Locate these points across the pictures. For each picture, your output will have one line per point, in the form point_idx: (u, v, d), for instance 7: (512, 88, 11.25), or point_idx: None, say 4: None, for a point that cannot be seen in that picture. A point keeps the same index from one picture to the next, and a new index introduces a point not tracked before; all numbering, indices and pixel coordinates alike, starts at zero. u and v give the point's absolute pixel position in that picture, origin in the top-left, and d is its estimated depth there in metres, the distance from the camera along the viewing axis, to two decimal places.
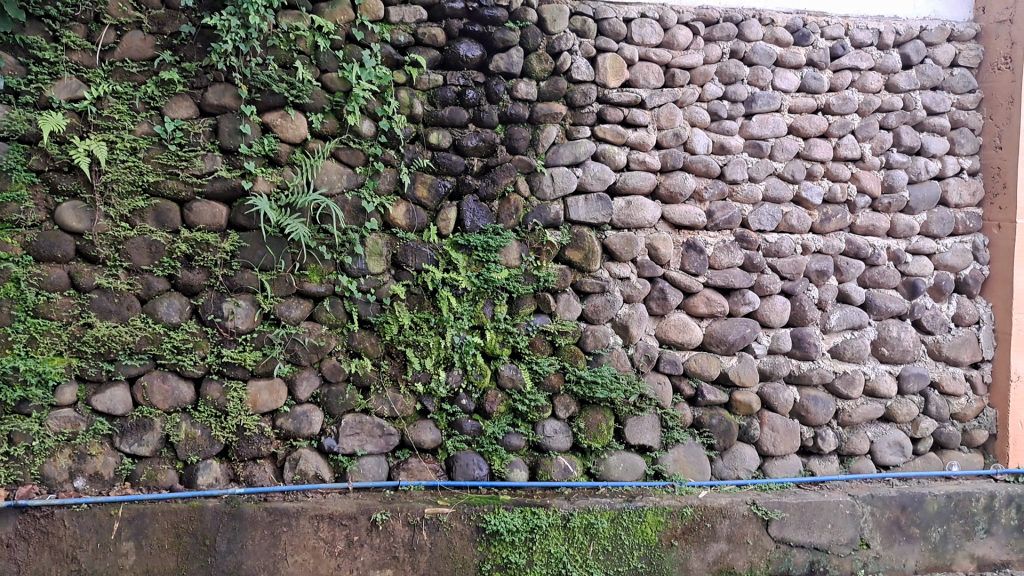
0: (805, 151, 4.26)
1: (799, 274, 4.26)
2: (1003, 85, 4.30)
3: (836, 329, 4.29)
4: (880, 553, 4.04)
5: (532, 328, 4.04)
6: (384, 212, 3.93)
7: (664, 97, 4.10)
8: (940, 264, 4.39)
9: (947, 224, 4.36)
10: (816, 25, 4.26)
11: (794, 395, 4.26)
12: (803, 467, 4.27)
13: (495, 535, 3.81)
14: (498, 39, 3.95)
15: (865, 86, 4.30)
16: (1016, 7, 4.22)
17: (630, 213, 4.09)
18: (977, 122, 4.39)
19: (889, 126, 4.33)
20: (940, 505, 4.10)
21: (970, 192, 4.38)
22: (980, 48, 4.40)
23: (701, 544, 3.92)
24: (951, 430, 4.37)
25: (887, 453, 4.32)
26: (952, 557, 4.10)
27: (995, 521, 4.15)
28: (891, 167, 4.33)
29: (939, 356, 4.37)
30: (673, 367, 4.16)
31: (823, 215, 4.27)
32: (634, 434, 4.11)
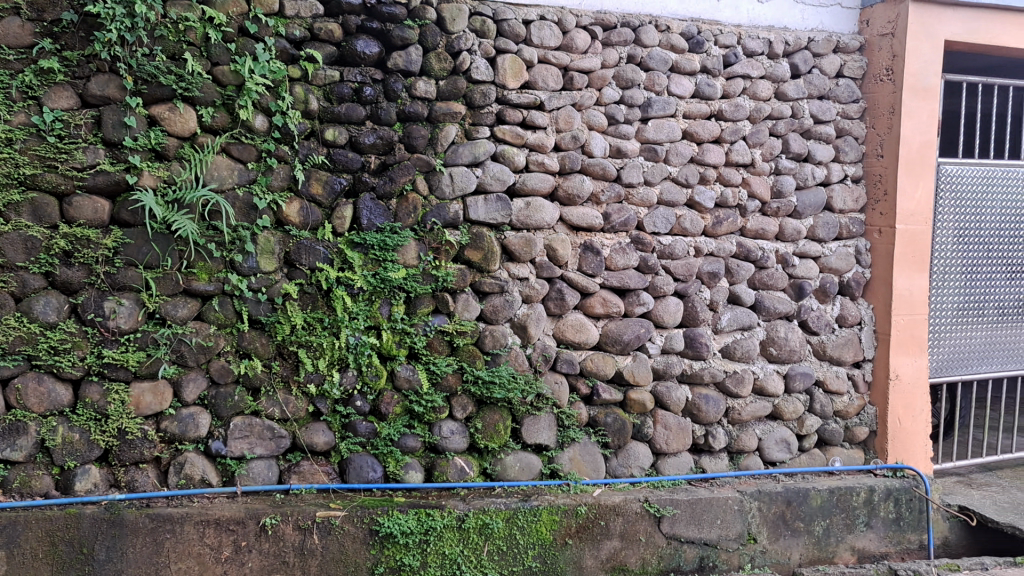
0: (698, 156, 4.34)
1: (692, 275, 4.34)
2: (883, 95, 4.44)
3: (726, 329, 4.40)
4: (766, 547, 4.16)
5: (429, 328, 4.02)
6: (276, 209, 3.84)
7: (562, 100, 4.12)
8: (825, 267, 4.54)
9: (832, 228, 4.52)
10: (710, 32, 4.32)
11: (686, 394, 4.34)
12: (694, 464, 4.37)
13: (388, 537, 3.77)
14: (397, 36, 3.91)
15: (756, 93, 4.39)
16: (898, 22, 4.34)
17: (529, 214, 4.10)
18: (860, 130, 4.55)
19: (778, 133, 4.44)
20: (823, 500, 4.24)
21: (853, 198, 4.55)
22: (864, 60, 4.54)
23: (594, 542, 3.96)
24: (835, 427, 4.52)
25: (774, 449, 4.43)
26: (834, 550, 4.25)
27: (875, 515, 4.31)
28: (780, 173, 4.45)
29: (823, 355, 4.51)
30: (570, 367, 4.19)
31: (714, 219, 4.37)
32: (530, 433, 4.13)
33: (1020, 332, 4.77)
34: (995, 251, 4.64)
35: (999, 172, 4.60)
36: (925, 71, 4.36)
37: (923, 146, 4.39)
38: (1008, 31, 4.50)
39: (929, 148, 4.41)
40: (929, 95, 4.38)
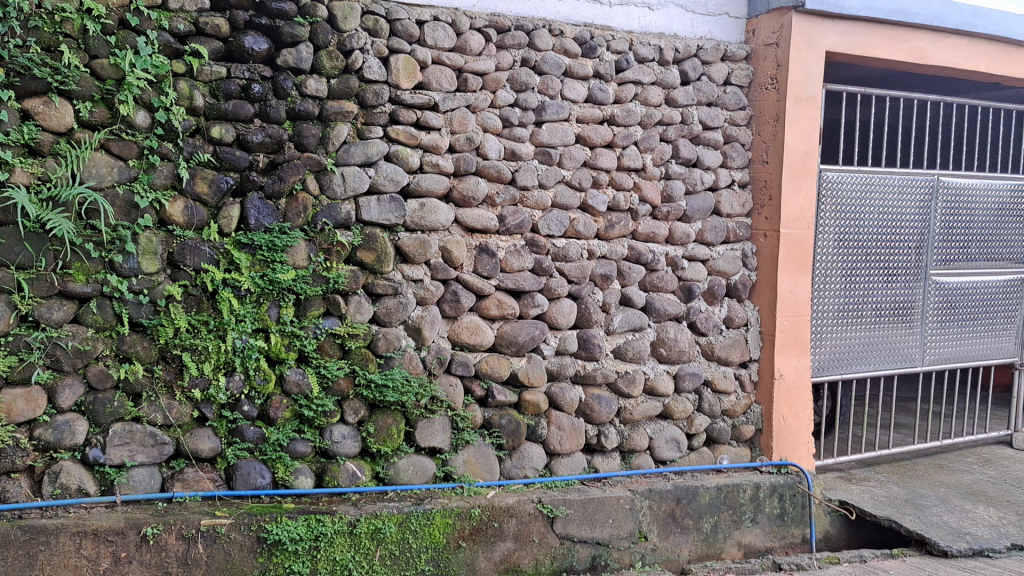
0: (591, 160, 4.40)
1: (585, 277, 4.39)
2: (769, 103, 4.58)
3: (618, 330, 4.46)
4: (657, 545, 4.24)
5: (320, 331, 3.94)
6: (159, 208, 3.71)
7: (457, 101, 4.10)
8: (713, 270, 4.65)
9: (719, 232, 4.64)
10: (603, 38, 4.39)
11: (580, 394, 4.38)
12: (587, 464, 4.42)
13: (277, 544, 3.68)
14: (287, 33, 3.83)
15: (647, 99, 4.48)
16: (782, 32, 4.47)
17: (424, 215, 4.06)
18: (746, 137, 4.68)
19: (668, 138, 4.54)
20: (712, 497, 4.34)
21: (740, 203, 4.68)
22: (751, 69, 4.67)
23: (488, 544, 3.96)
24: (722, 425, 4.64)
25: (664, 448, 4.52)
26: (722, 545, 4.36)
27: (760, 510, 4.44)
28: (670, 178, 4.54)
29: (712, 356, 4.62)
30: (464, 369, 4.17)
31: (607, 222, 4.43)
32: (424, 436, 4.10)
33: (896, 333, 4.95)
34: (874, 255, 4.82)
35: (877, 179, 4.79)
36: (808, 80, 4.51)
37: (806, 153, 4.54)
38: (886, 44, 4.64)
39: (811, 155, 4.57)
40: (811, 104, 4.53)
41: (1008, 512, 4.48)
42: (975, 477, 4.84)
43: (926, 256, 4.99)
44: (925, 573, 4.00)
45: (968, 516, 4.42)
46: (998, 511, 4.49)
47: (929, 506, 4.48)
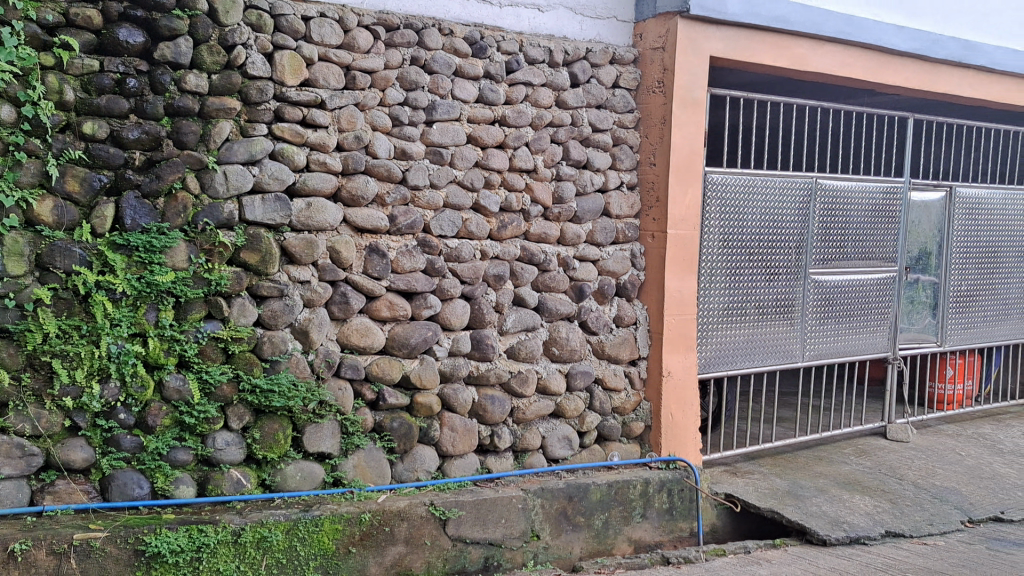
0: (483, 160, 4.34)
1: (478, 278, 4.34)
2: (655, 106, 4.66)
3: (511, 330, 4.44)
4: (549, 543, 4.26)
5: (201, 335, 3.79)
6: (25, 207, 3.51)
7: (344, 99, 4.01)
8: (603, 270, 4.69)
9: (609, 233, 4.69)
10: (493, 39, 4.35)
11: (473, 395, 4.34)
12: (480, 465, 4.38)
13: (156, 556, 3.54)
14: (164, 26, 3.66)
15: (537, 100, 4.47)
16: (668, 36, 4.55)
17: (310, 215, 3.96)
18: (634, 139, 4.76)
19: (559, 140, 4.55)
20: (602, 494, 4.39)
21: (628, 205, 4.74)
22: (638, 72, 4.75)
23: (378, 548, 3.91)
24: (613, 423, 4.69)
25: (556, 446, 4.54)
26: (613, 542, 4.41)
27: (649, 506, 4.52)
28: (561, 179, 4.56)
29: (602, 354, 4.67)
30: (354, 372, 4.07)
31: (500, 222, 4.39)
32: (312, 442, 4.00)
33: (778, 329, 5.12)
34: (756, 254, 4.97)
35: (760, 181, 4.93)
36: (693, 84, 4.60)
37: (691, 155, 4.64)
38: (768, 51, 4.78)
39: (697, 158, 4.67)
40: (696, 107, 4.63)
41: (882, 501, 4.69)
42: (851, 467, 5.04)
43: (805, 255, 5.16)
44: (807, 562, 4.16)
45: (845, 505, 4.60)
46: (873, 500, 4.69)
47: (809, 497, 4.64)
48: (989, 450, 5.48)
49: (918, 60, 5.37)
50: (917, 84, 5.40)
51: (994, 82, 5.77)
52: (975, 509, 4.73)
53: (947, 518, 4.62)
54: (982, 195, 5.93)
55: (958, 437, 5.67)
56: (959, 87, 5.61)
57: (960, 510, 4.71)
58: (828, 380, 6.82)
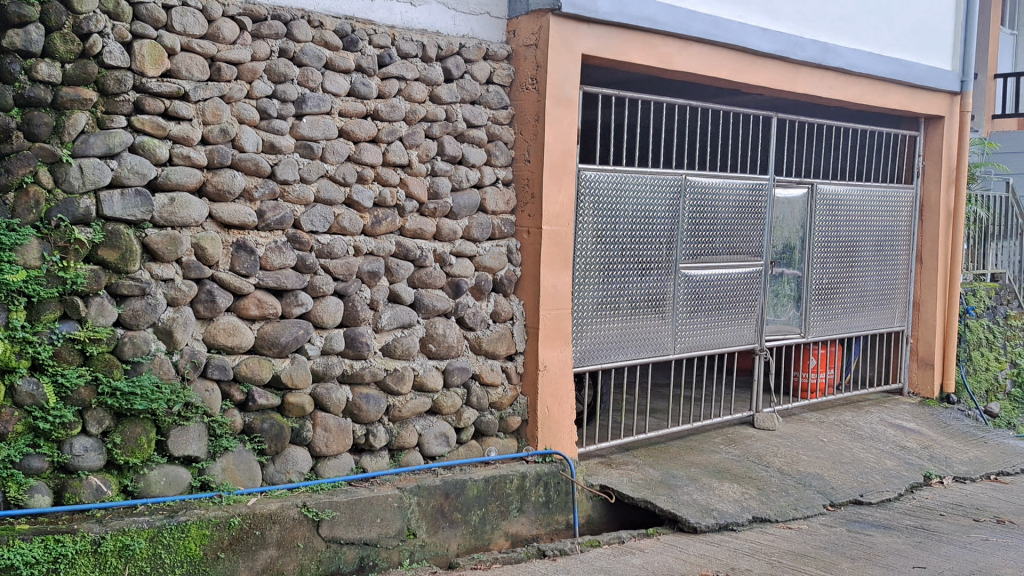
0: (356, 154, 4.24)
1: (352, 275, 4.24)
2: (529, 103, 4.68)
3: (386, 327, 4.34)
4: (426, 541, 4.23)
5: (57, 336, 3.54)
6: None
7: (209, 91, 3.82)
8: (480, 265, 4.66)
9: (485, 229, 4.65)
10: (364, 32, 4.26)
11: (347, 394, 4.23)
12: (355, 464, 4.27)
13: (7, 570, 3.29)
14: (13, 12, 3.43)
15: (411, 95, 4.40)
16: (541, 34, 4.58)
17: (173, 210, 3.75)
18: (509, 136, 4.74)
19: (433, 135, 4.48)
20: (479, 489, 4.40)
21: (504, 200, 4.72)
22: (512, 69, 4.73)
23: (249, 553, 3.77)
24: (490, 418, 4.66)
25: (433, 443, 4.48)
26: (490, 537, 4.43)
27: (526, 500, 4.55)
28: (436, 174, 4.49)
29: (479, 350, 4.63)
30: (221, 373, 3.89)
31: (373, 218, 4.29)
32: (177, 445, 3.78)
33: (650, 323, 5.24)
34: (629, 250, 5.08)
35: (631, 179, 5.03)
36: (565, 82, 4.65)
37: (564, 153, 4.69)
38: (638, 50, 4.87)
39: (570, 156, 4.73)
40: (569, 105, 4.69)
41: (750, 488, 4.85)
42: (722, 456, 5.19)
43: (676, 251, 5.31)
44: (679, 550, 4.27)
45: (715, 493, 4.74)
46: (741, 487, 4.85)
47: (681, 486, 4.76)
48: (849, 436, 5.74)
49: (781, 61, 5.58)
50: (781, 85, 5.60)
51: (852, 84, 6.04)
52: (837, 493, 4.98)
53: (811, 502, 4.84)
54: (843, 193, 6.21)
55: (821, 424, 5.90)
56: (820, 89, 5.85)
57: (823, 494, 4.95)
58: (699, 372, 6.97)
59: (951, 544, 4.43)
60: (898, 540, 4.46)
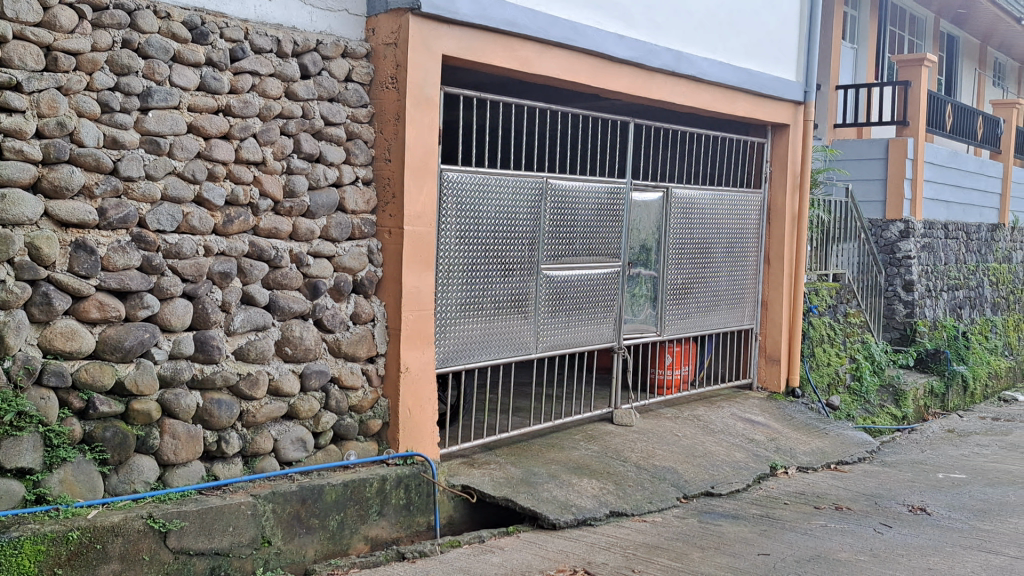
0: (206, 151, 4.03)
1: (202, 276, 4.04)
2: (389, 102, 4.60)
3: (239, 330, 4.17)
4: (281, 548, 4.10)
5: None
6: None
7: (44, 82, 3.54)
8: (339, 266, 4.55)
9: (344, 229, 4.54)
10: (215, 24, 4.06)
11: (197, 400, 4.02)
12: (206, 472, 4.07)
13: None
14: None
15: (265, 91, 4.24)
16: (400, 33, 4.52)
17: (4, 207, 3.45)
18: (369, 135, 4.66)
19: (289, 132, 4.33)
20: (337, 494, 4.32)
21: (364, 200, 4.64)
22: (371, 67, 4.65)
23: (88, 568, 3.52)
24: (349, 422, 4.56)
25: (289, 449, 4.35)
26: (349, 542, 4.35)
27: (386, 503, 4.49)
28: (292, 172, 4.35)
29: (338, 352, 4.53)
30: (58, 380, 3.61)
31: (225, 217, 4.11)
32: (9, 457, 3.45)
33: (512, 323, 5.27)
34: (491, 251, 5.09)
35: (494, 180, 5.05)
36: (425, 82, 4.60)
37: (425, 153, 4.64)
38: (497, 53, 4.90)
39: (431, 156, 4.68)
40: (429, 105, 4.64)
41: (608, 483, 4.96)
42: (581, 453, 5.28)
43: (537, 252, 5.37)
44: (538, 547, 4.32)
45: (574, 489, 4.82)
46: (599, 482, 4.95)
47: (541, 483, 4.81)
48: (702, 431, 5.95)
49: (637, 68, 5.73)
50: (637, 91, 5.75)
51: (704, 91, 6.27)
52: (689, 486, 5.16)
53: (665, 495, 5.01)
54: (696, 197, 6.44)
55: (676, 419, 6.09)
56: (674, 96, 6.04)
57: (676, 487, 5.12)
58: (561, 370, 7.06)
59: (793, 531, 4.66)
60: (745, 529, 4.66)
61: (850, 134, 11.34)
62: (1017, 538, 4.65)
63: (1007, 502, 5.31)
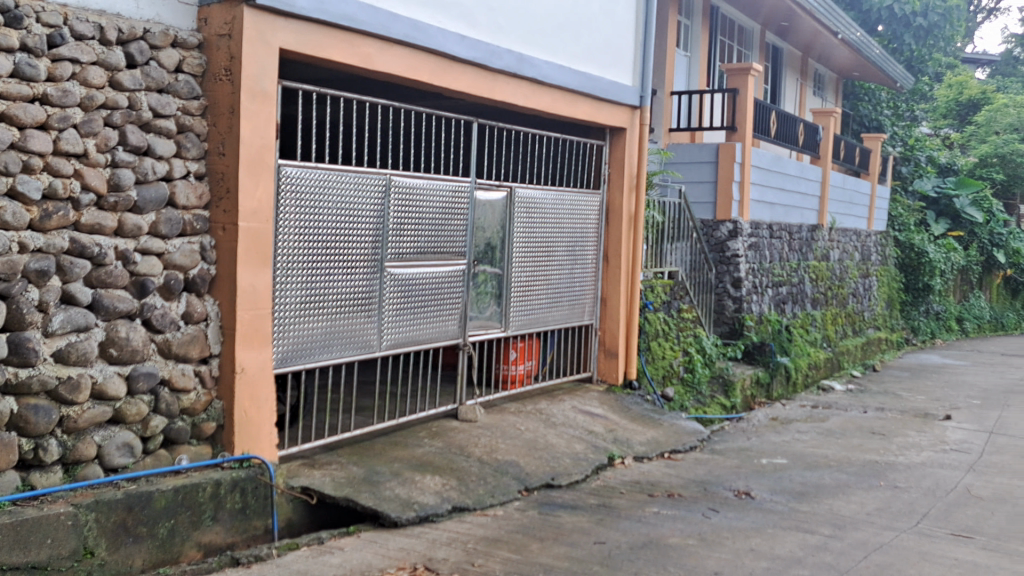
0: (20, 142, 3.75)
1: (16, 274, 3.73)
2: (223, 95, 4.47)
3: (58, 331, 3.89)
4: (105, 559, 3.86)
5: None
6: None
7: None
8: (168, 263, 4.36)
9: (174, 225, 4.37)
10: (30, 8, 3.80)
11: (11, 406, 3.72)
12: (21, 482, 3.77)
13: None
14: None
15: (87, 80, 4.00)
16: (234, 24, 4.40)
17: None
18: (202, 128, 4.51)
19: (113, 123, 4.11)
20: (167, 500, 4.13)
21: (196, 195, 4.48)
22: (204, 58, 4.50)
23: None
24: (181, 425, 4.38)
25: (115, 455, 4.11)
26: (180, 549, 4.16)
27: (220, 508, 4.34)
28: (117, 165, 4.13)
29: (168, 353, 4.35)
30: None
31: (42, 212, 3.82)
32: None
33: (356, 321, 5.22)
34: (332, 248, 5.03)
35: (334, 176, 4.99)
36: (261, 76, 4.49)
37: (262, 148, 4.52)
38: (336, 48, 4.84)
39: (268, 151, 4.57)
40: (266, 100, 4.52)
41: (450, 479, 5.00)
42: (425, 450, 5.29)
43: (381, 249, 5.34)
44: (378, 546, 4.31)
45: (416, 486, 4.83)
46: (442, 478, 4.98)
47: (384, 482, 4.80)
48: (544, 424, 6.09)
49: (478, 68, 5.79)
50: (478, 91, 5.82)
51: (545, 94, 6.41)
52: (530, 478, 5.28)
53: (506, 488, 5.10)
54: (538, 196, 6.59)
55: (519, 413, 6.20)
56: (515, 97, 6.14)
57: (518, 480, 5.22)
58: (406, 369, 7.06)
59: (628, 519, 4.85)
60: (583, 519, 4.81)
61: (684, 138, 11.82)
62: (830, 518, 5.00)
63: (822, 484, 5.70)
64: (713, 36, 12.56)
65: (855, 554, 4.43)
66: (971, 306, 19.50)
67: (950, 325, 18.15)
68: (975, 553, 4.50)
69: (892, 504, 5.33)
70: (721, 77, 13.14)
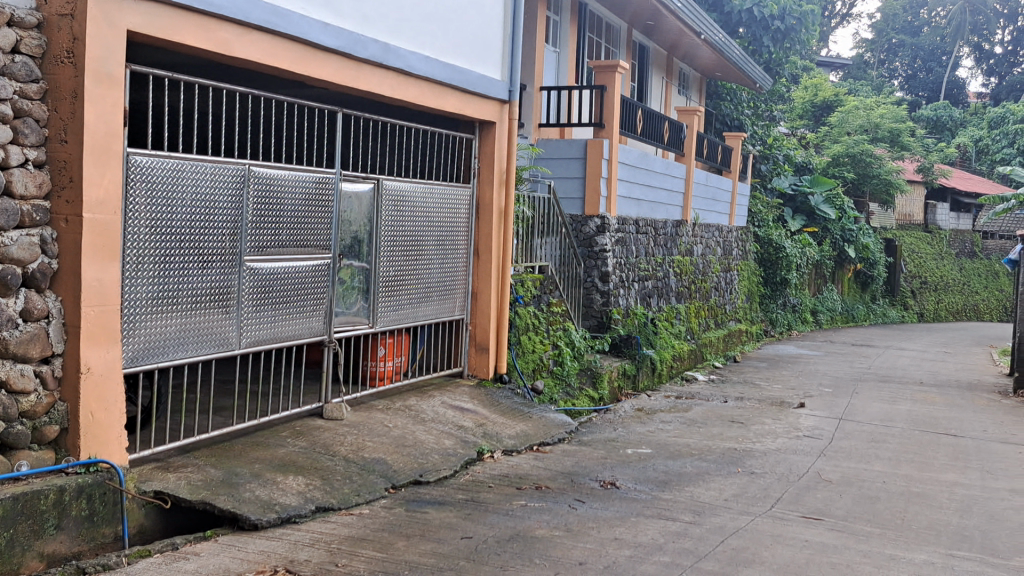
0: None
1: None
2: (65, 78, 4.19)
3: None
4: None
5: None
6: None
7: None
8: (4, 257, 4.04)
9: (10, 216, 4.06)
10: None
11: None
12: None
13: None
14: None
15: None
16: (76, 3, 4.14)
17: None
18: (41, 113, 4.20)
19: None
20: (6, 509, 3.81)
21: (35, 184, 4.17)
22: (43, 39, 4.19)
23: None
24: (20, 430, 4.08)
25: None
26: (20, 560, 3.87)
27: (65, 515, 4.08)
28: None
29: (5, 354, 4.03)
30: None
31: None
32: None
33: (212, 318, 5.03)
34: (187, 241, 4.83)
35: (188, 166, 4.79)
36: (106, 58, 4.24)
37: (108, 135, 4.28)
38: (189, 32, 4.64)
39: (114, 138, 4.33)
40: (112, 84, 4.28)
41: (314, 479, 4.90)
42: (288, 449, 5.16)
43: (240, 243, 5.16)
44: (237, 549, 4.16)
45: (278, 487, 4.70)
46: (305, 478, 4.87)
47: (243, 483, 4.64)
48: (413, 420, 6.04)
49: (343, 57, 5.67)
50: (343, 81, 5.70)
51: (412, 85, 6.34)
52: (397, 476, 5.23)
53: (373, 487, 5.04)
54: (406, 189, 6.54)
55: (387, 410, 6.14)
56: (382, 88, 6.05)
57: (385, 478, 5.17)
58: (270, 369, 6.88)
59: (495, 512, 4.86)
60: (451, 514, 4.79)
61: (553, 134, 11.94)
62: (691, 505, 5.15)
63: (683, 472, 5.88)
64: (581, 34, 12.76)
65: (712, 539, 4.57)
66: (825, 299, 20.60)
67: (805, 316, 19.12)
68: (824, 534, 4.72)
69: (749, 489, 5.54)
70: (590, 75, 13.34)
